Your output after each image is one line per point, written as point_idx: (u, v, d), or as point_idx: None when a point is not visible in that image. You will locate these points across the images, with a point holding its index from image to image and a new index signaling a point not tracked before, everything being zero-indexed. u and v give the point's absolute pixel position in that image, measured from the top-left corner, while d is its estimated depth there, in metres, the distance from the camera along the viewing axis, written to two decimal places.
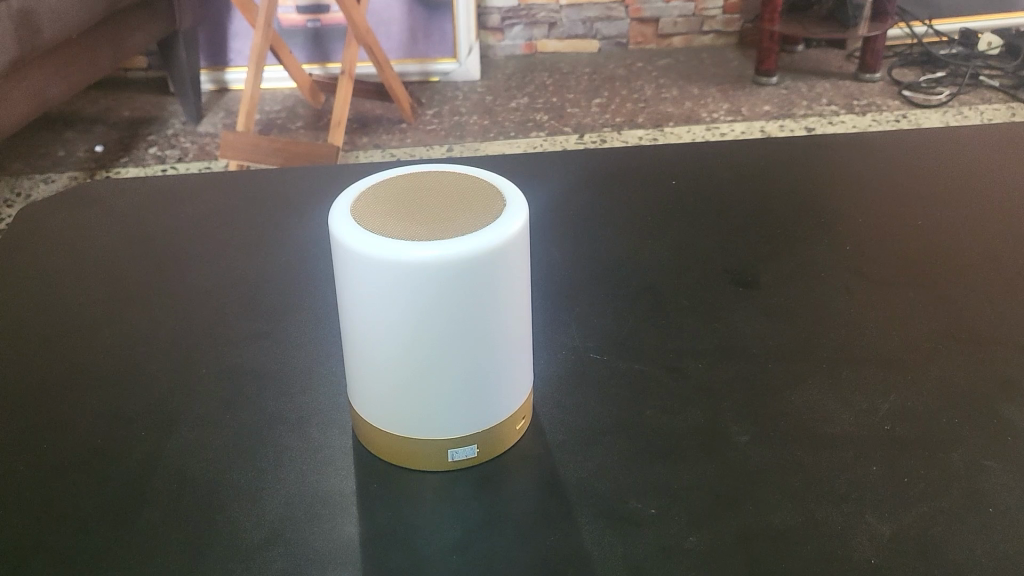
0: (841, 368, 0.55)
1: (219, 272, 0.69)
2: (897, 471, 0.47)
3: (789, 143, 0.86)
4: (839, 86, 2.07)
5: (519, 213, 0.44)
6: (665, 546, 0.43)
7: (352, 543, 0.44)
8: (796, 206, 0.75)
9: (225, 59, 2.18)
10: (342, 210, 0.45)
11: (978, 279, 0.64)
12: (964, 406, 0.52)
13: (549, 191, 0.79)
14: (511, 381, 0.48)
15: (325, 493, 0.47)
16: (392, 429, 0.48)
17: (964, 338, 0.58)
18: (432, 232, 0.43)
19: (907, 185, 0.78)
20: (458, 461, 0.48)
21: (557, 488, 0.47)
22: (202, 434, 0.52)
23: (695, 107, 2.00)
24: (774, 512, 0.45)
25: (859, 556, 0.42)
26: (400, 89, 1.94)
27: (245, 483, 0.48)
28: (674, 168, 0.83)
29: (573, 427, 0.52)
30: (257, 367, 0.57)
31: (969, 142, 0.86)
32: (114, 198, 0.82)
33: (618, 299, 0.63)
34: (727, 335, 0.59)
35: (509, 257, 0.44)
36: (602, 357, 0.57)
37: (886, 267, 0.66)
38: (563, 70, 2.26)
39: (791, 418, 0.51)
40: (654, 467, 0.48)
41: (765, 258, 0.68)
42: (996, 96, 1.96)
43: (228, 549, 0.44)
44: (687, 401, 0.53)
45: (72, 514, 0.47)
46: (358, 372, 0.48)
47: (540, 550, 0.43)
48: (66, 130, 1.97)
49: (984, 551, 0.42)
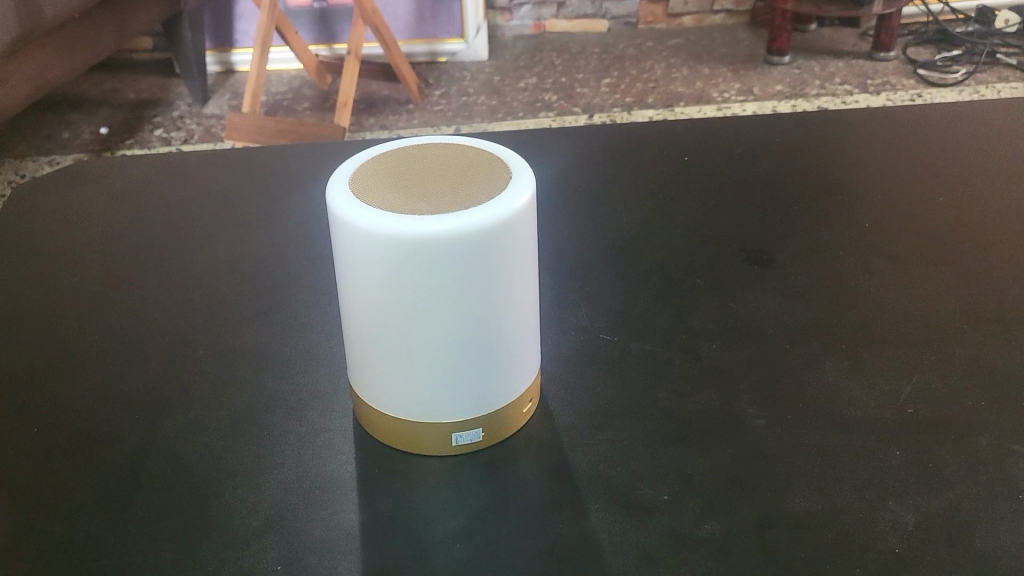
0: (861, 349, 0.53)
1: (218, 252, 0.67)
2: (921, 456, 0.45)
3: (805, 118, 0.84)
4: (853, 65, 2.04)
5: (526, 185, 0.42)
6: (677, 534, 0.41)
7: (350, 531, 0.43)
8: (814, 182, 0.73)
9: (231, 40, 2.16)
10: (339, 184, 0.43)
11: (1006, 258, 0.62)
12: (988, 389, 0.50)
13: (555, 167, 0.77)
14: (519, 361, 0.46)
15: (325, 479, 0.46)
16: (394, 412, 0.46)
17: (989, 318, 0.56)
18: (436, 206, 0.41)
19: (929, 161, 0.76)
20: (462, 445, 0.47)
21: (565, 473, 0.45)
22: (199, 419, 0.50)
23: (706, 87, 1.97)
24: (794, 499, 0.43)
25: (882, 546, 0.40)
26: (406, 66, 1.91)
27: (242, 468, 0.47)
28: (686, 143, 0.81)
29: (581, 409, 0.50)
30: (257, 348, 0.56)
31: (992, 116, 0.83)
32: (113, 176, 0.80)
33: (628, 278, 0.61)
34: (741, 315, 0.57)
35: (516, 231, 0.42)
36: (611, 337, 0.55)
37: (909, 246, 0.64)
38: (573, 50, 2.23)
39: (810, 400, 0.49)
40: (665, 452, 0.46)
41: (781, 235, 0.65)
42: (1013, 74, 1.93)
43: (223, 536, 0.43)
44: (700, 383, 0.51)
45: (64, 500, 0.45)
46: (358, 353, 0.46)
47: (548, 541, 0.42)
48: (70, 112, 1.95)
49: (1014, 542, 0.40)
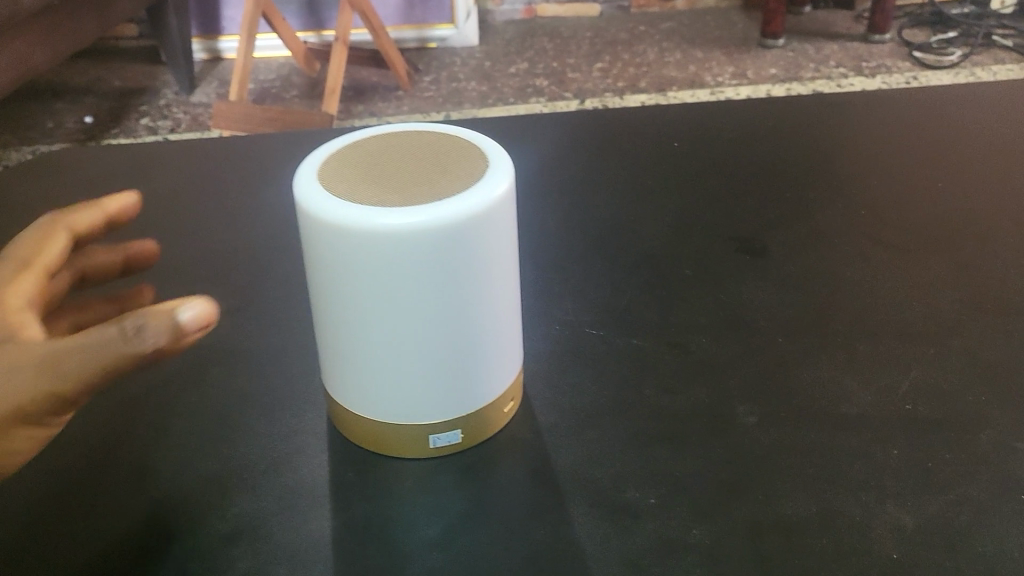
0: (856, 342, 0.51)
1: (192, 246, 0.65)
2: (919, 454, 0.43)
3: (798, 102, 0.82)
4: (848, 48, 2.01)
5: (503, 174, 0.40)
6: (665, 540, 0.39)
7: (322, 539, 0.41)
8: (808, 168, 0.71)
9: (217, 27, 2.13)
10: (307, 177, 0.41)
11: (1005, 245, 0.60)
12: (989, 384, 0.48)
13: (542, 154, 0.75)
14: (499, 359, 0.44)
15: (297, 484, 0.44)
16: (368, 414, 0.44)
17: (988, 309, 0.54)
18: (408, 197, 0.39)
19: (926, 145, 0.73)
20: (440, 447, 0.45)
21: (549, 476, 0.43)
22: (169, 423, 0.48)
23: (699, 71, 1.95)
24: (786, 502, 0.41)
25: (879, 551, 0.38)
26: (394, 53, 1.88)
27: (211, 473, 0.45)
28: (676, 128, 0.78)
29: (565, 408, 0.48)
30: (230, 346, 0.54)
31: (990, 98, 0.81)
32: (87, 167, 0.77)
33: (616, 270, 0.59)
34: (733, 307, 0.55)
35: (493, 223, 0.40)
36: (598, 332, 0.53)
37: (906, 234, 0.62)
38: (564, 35, 2.20)
39: (804, 396, 0.47)
40: (653, 452, 0.44)
41: (774, 223, 0.63)
42: (1009, 56, 1.90)
43: (189, 545, 0.41)
44: (690, 379, 0.49)
45: (23, 509, 0.43)
46: (330, 353, 0.44)
47: (530, 549, 0.40)
48: (55, 101, 1.92)
49: (1018, 546, 0.39)
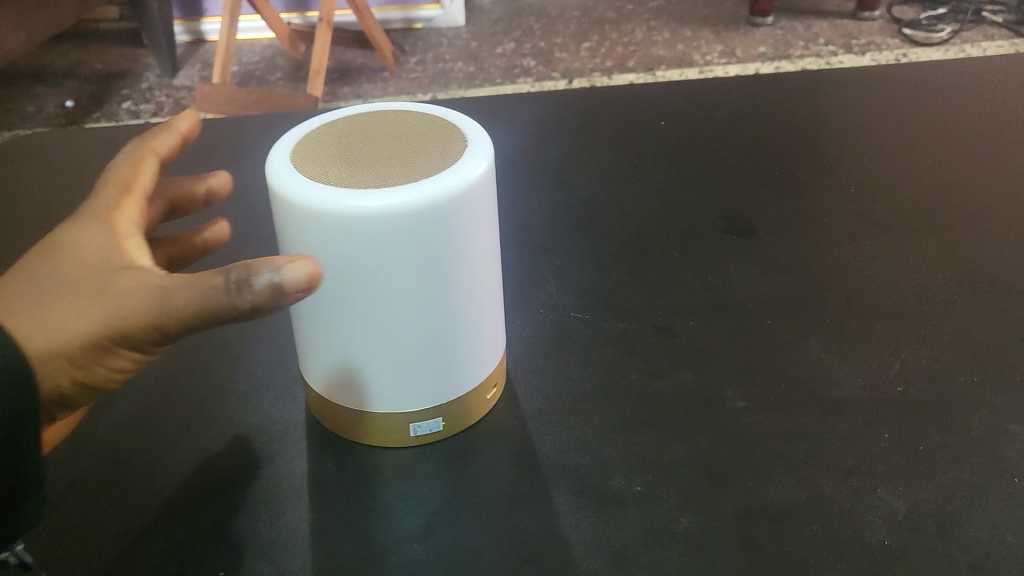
0: (847, 323, 0.50)
1: None
2: (911, 438, 0.42)
3: (787, 79, 0.80)
4: (837, 26, 1.99)
5: (482, 154, 0.39)
6: (651, 529, 0.38)
7: (299, 530, 0.40)
8: (798, 146, 0.69)
9: (200, 8, 2.10)
10: (280, 159, 0.39)
11: (998, 222, 0.59)
12: (981, 365, 0.47)
13: (527, 134, 0.73)
14: (480, 345, 0.43)
15: (274, 474, 0.43)
16: (347, 403, 0.43)
17: (980, 288, 0.53)
18: (385, 178, 0.37)
19: (917, 122, 0.72)
20: (421, 436, 0.43)
21: (532, 464, 0.42)
22: (144, 415, 0.47)
23: (687, 50, 1.93)
24: (776, 488, 0.40)
25: (870, 537, 0.38)
26: (379, 33, 1.86)
27: (186, 465, 0.43)
28: (664, 107, 0.77)
29: (550, 394, 0.47)
30: (207, 334, 0.52)
31: (982, 74, 0.80)
32: (62, 152, 0.76)
33: (603, 252, 0.58)
34: (721, 288, 0.54)
35: (473, 204, 0.38)
36: (583, 316, 0.52)
37: (896, 212, 0.60)
38: (552, 14, 2.18)
39: (793, 379, 0.46)
40: (639, 438, 0.43)
41: (762, 203, 0.62)
42: (999, 32, 1.89)
43: (162, 539, 0.39)
44: (676, 363, 0.48)
45: None
46: (307, 340, 0.42)
47: (513, 539, 0.39)
48: (34, 85, 1.89)
49: (1012, 531, 0.38)
